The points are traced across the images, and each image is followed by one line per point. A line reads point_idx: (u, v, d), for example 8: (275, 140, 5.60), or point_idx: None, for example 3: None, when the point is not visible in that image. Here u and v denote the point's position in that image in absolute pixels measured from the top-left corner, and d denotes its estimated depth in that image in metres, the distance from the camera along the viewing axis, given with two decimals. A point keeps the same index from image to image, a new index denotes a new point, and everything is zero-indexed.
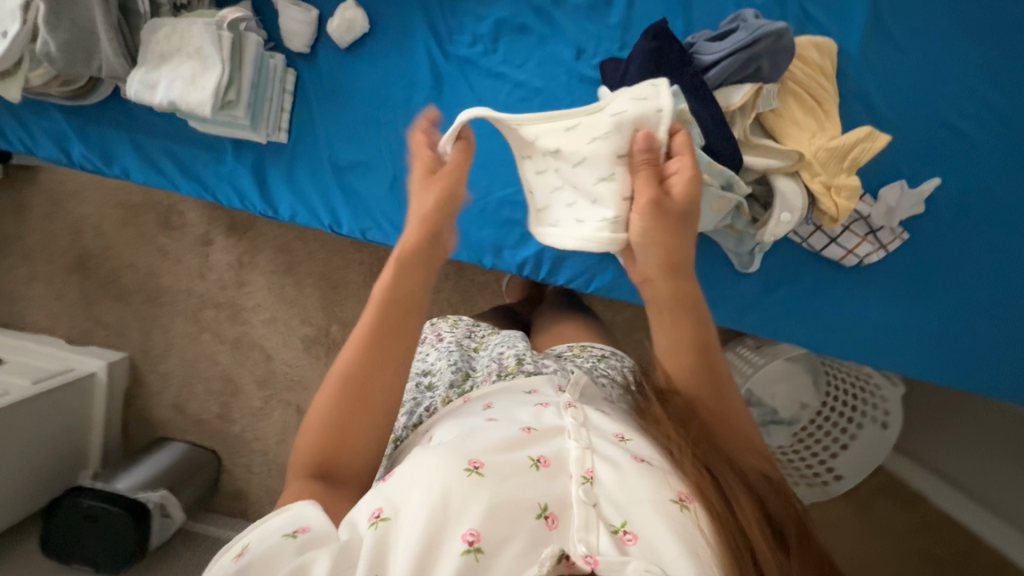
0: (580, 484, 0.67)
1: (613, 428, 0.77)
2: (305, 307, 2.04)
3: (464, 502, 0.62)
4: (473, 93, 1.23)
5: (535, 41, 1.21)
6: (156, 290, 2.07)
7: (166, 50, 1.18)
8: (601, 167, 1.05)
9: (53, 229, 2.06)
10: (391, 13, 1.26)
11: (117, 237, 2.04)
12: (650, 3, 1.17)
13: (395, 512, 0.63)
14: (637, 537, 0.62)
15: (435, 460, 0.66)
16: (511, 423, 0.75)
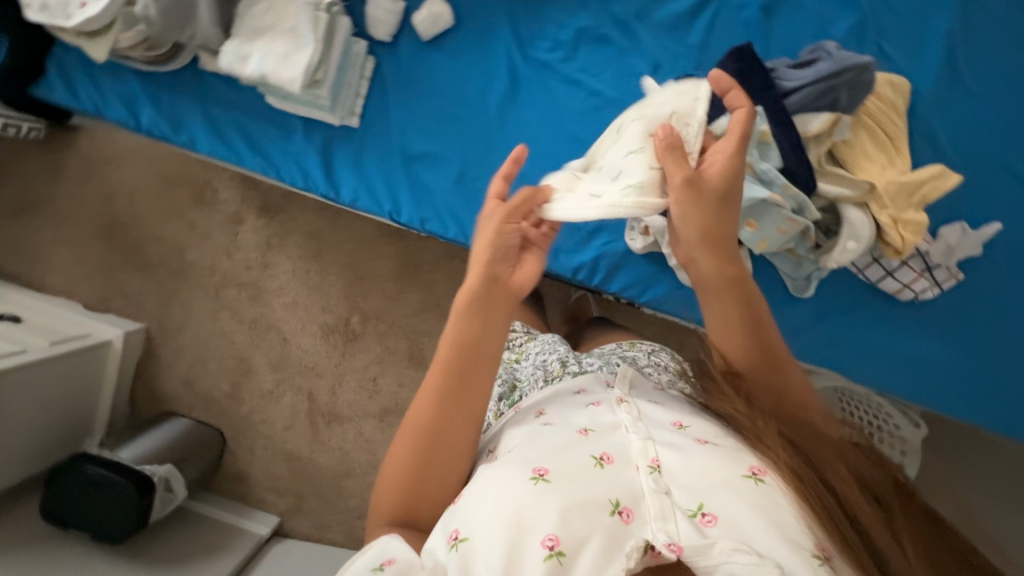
0: (648, 473, 0.78)
1: (670, 417, 0.88)
2: (328, 295, 2.04)
3: (542, 501, 0.73)
4: (550, 97, 1.26)
5: (615, 52, 1.24)
6: (181, 263, 2.06)
7: (260, 28, 1.19)
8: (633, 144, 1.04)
9: (86, 194, 2.06)
10: (475, 11, 1.28)
11: (149, 207, 2.05)
12: (730, 27, 1.21)
13: (474, 525, 0.74)
14: (716, 517, 0.72)
15: (507, 475, 0.77)
16: (571, 424, 0.87)
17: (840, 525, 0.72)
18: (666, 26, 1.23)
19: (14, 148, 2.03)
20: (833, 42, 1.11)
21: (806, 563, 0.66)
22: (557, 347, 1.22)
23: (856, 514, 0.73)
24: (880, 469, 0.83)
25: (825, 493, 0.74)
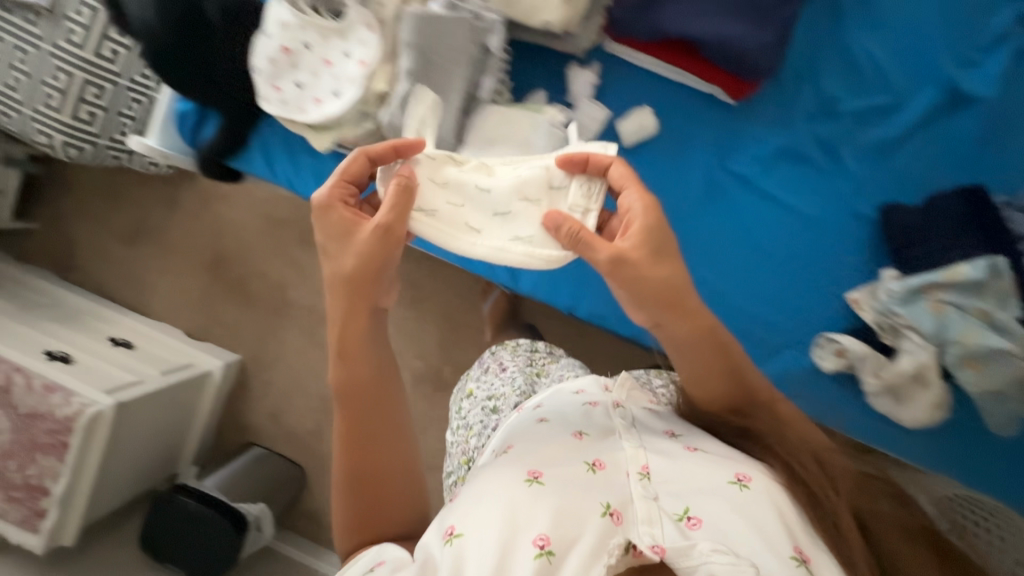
0: (638, 479, 0.71)
1: (663, 426, 0.81)
2: (423, 344, 2.04)
3: (534, 503, 0.67)
4: (725, 239, 0.96)
5: (817, 182, 0.94)
6: (281, 300, 2.10)
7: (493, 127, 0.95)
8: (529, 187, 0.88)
9: (197, 227, 2.11)
10: (660, 99, 0.95)
11: (256, 244, 2.08)
12: (958, 149, 0.92)
13: (465, 518, 0.68)
14: (704, 520, 0.66)
15: (499, 479, 0.71)
16: (561, 427, 0.81)
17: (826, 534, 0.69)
18: (890, 138, 0.92)
19: (136, 178, 2.10)
20: None
21: (783, 565, 0.63)
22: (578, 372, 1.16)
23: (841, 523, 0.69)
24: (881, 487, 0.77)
25: (828, 507, 0.71)
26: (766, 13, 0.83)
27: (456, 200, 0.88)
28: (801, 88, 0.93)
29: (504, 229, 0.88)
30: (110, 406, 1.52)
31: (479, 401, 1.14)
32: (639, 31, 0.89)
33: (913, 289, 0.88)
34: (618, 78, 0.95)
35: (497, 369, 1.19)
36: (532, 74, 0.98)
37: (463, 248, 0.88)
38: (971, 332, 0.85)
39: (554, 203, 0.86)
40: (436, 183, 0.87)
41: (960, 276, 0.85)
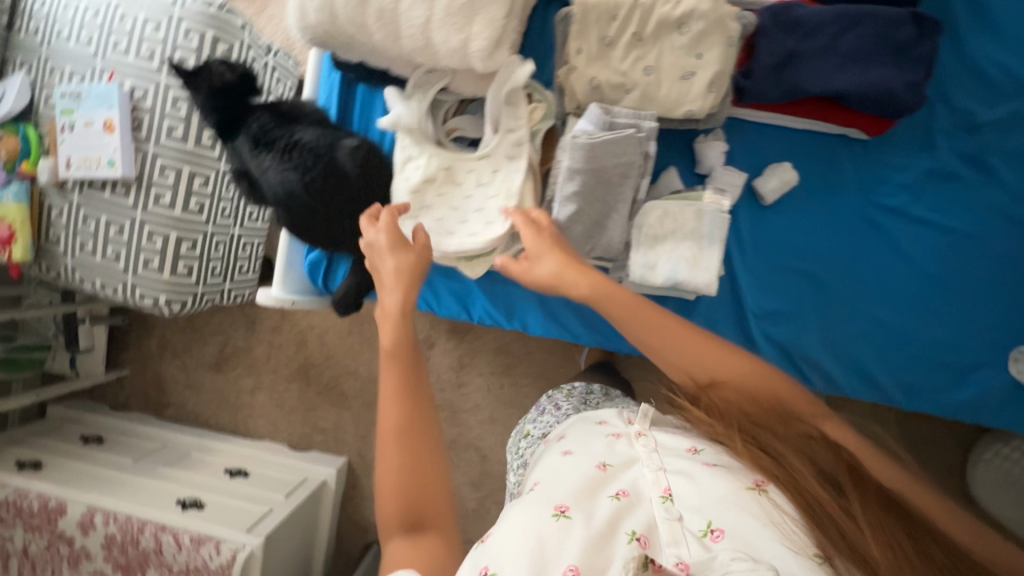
0: (661, 504, 0.59)
1: (682, 443, 0.67)
2: (524, 407, 2.01)
3: (562, 543, 0.55)
4: (891, 250, 0.94)
5: (964, 193, 0.92)
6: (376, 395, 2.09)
7: (658, 228, 0.84)
8: (484, 182, 0.89)
9: (280, 340, 2.13)
10: (794, 151, 0.94)
11: (340, 345, 2.09)
12: None
13: (496, 551, 0.56)
14: (727, 530, 0.55)
15: (521, 511, 0.60)
16: (581, 458, 0.67)
17: (817, 529, 0.54)
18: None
19: (213, 307, 2.14)
20: None
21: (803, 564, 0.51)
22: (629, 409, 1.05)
23: (836, 521, 0.54)
24: (873, 462, 0.61)
25: (811, 492, 0.57)
26: (905, 55, 0.82)
27: (426, 202, 0.91)
28: (934, 110, 0.92)
29: (455, 218, 0.90)
30: (258, 543, 1.52)
31: (533, 438, 1.03)
32: (775, 95, 0.87)
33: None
34: (753, 138, 0.95)
35: (551, 410, 1.08)
36: (659, 156, 0.97)
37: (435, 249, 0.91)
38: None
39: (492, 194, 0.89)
40: (409, 195, 0.91)
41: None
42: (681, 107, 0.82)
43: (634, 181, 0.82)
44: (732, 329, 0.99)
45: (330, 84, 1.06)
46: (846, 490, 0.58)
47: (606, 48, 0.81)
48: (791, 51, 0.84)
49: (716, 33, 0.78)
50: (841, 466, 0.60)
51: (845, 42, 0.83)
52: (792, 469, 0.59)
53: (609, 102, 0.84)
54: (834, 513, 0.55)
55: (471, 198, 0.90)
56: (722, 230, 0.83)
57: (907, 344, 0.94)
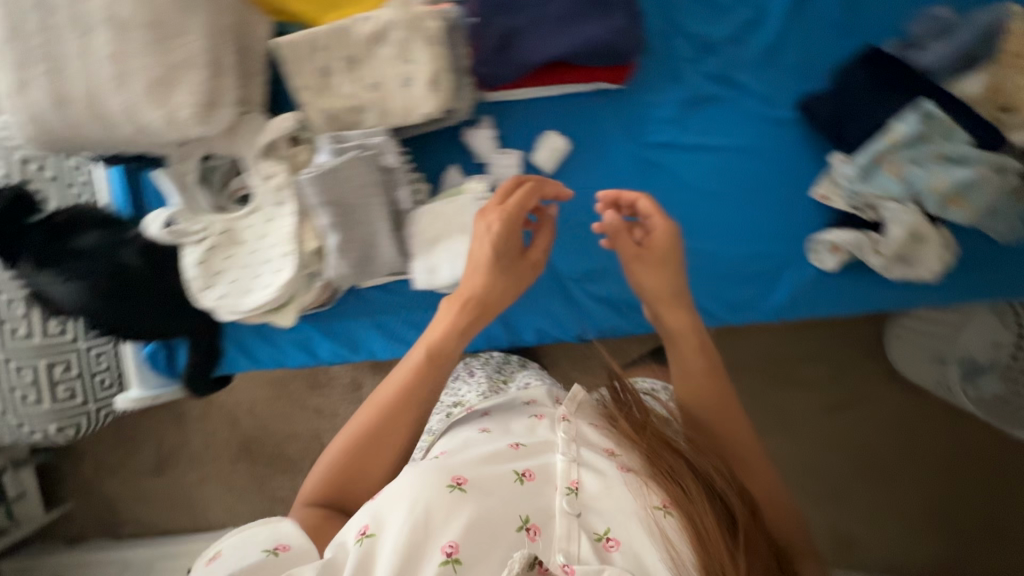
0: (563, 495, 0.56)
1: (602, 442, 0.63)
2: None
3: (447, 522, 0.53)
4: (677, 181, 0.96)
5: (723, 110, 0.95)
6: (322, 449, 2.08)
7: (431, 231, 0.85)
8: (264, 236, 0.89)
9: (212, 426, 2.12)
10: (555, 116, 0.96)
11: (271, 413, 2.09)
12: (820, 36, 0.92)
13: (385, 514, 0.54)
14: (622, 542, 0.54)
15: (415, 480, 0.56)
16: (495, 437, 0.64)
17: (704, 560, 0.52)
18: (770, 46, 0.93)
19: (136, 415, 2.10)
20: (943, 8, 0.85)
21: None
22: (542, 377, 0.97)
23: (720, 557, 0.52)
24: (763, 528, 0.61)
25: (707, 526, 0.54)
26: (607, 5, 0.85)
27: (215, 270, 0.91)
28: (673, 43, 0.95)
29: (247, 278, 0.90)
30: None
31: (440, 406, 0.94)
32: (510, 74, 0.88)
33: (863, 163, 0.85)
34: (519, 115, 0.96)
35: (464, 376, 0.99)
36: (437, 157, 0.98)
37: (238, 312, 0.91)
38: (941, 162, 0.81)
39: (275, 247, 0.89)
40: (196, 268, 0.90)
41: (919, 141, 0.81)
42: (418, 112, 0.83)
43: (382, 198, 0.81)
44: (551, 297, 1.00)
45: (119, 178, 1.03)
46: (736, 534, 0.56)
47: (326, 77, 0.82)
48: (508, 30, 0.86)
49: (416, 37, 0.79)
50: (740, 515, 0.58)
51: (552, 10, 0.85)
52: (697, 501, 0.56)
53: (352, 125, 0.85)
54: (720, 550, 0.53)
55: (256, 253, 0.90)
56: None
57: (723, 266, 0.96)
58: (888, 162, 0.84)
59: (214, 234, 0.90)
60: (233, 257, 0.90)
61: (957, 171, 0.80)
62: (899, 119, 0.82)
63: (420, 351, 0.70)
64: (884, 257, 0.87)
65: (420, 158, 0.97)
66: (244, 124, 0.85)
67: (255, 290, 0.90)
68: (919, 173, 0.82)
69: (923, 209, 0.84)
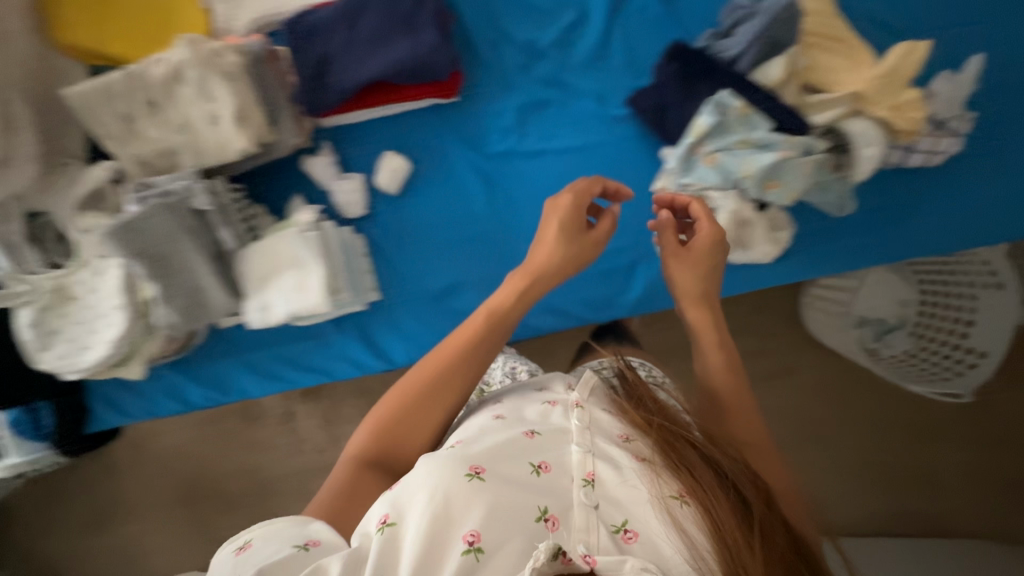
0: (580, 487, 0.52)
1: (615, 427, 0.58)
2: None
3: (466, 509, 0.48)
4: (525, 187, 0.97)
5: (558, 113, 0.96)
6: (264, 485, 1.80)
7: (263, 269, 0.84)
8: (97, 290, 0.87)
9: (145, 474, 1.83)
10: (394, 134, 0.95)
11: (207, 450, 1.82)
12: (640, 34, 0.93)
13: (409, 499, 0.49)
14: (640, 533, 0.49)
15: (429, 469, 0.51)
16: (509, 423, 0.58)
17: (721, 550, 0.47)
18: (596, 47, 0.94)
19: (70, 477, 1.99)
20: None
21: None
22: (528, 360, 0.93)
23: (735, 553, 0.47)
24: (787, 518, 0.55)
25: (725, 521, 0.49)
26: (416, 22, 0.84)
27: (50, 330, 0.87)
28: (502, 52, 0.94)
29: (87, 334, 0.87)
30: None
31: None
32: (330, 100, 0.85)
33: (681, 157, 0.85)
34: (359, 138, 0.95)
35: None
36: (279, 186, 0.94)
37: (79, 370, 0.88)
38: (750, 148, 0.82)
39: (107, 300, 0.86)
40: (28, 329, 0.86)
41: (726, 130, 0.82)
42: (232, 148, 0.81)
43: (191, 242, 0.79)
44: (414, 316, 0.99)
45: None
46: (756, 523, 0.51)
47: (130, 123, 0.80)
48: (321, 56, 0.84)
49: (210, 72, 0.77)
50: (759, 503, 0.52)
51: (361, 33, 0.84)
52: (711, 493, 0.51)
53: (168, 169, 0.83)
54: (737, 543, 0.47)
55: (92, 308, 0.87)
56: (313, 248, 0.82)
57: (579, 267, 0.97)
58: (704, 153, 0.84)
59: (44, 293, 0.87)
60: (67, 315, 0.87)
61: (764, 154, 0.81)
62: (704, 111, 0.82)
63: (476, 320, 0.71)
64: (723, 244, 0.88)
65: (262, 191, 0.94)
66: (61, 176, 0.86)
67: (94, 345, 0.87)
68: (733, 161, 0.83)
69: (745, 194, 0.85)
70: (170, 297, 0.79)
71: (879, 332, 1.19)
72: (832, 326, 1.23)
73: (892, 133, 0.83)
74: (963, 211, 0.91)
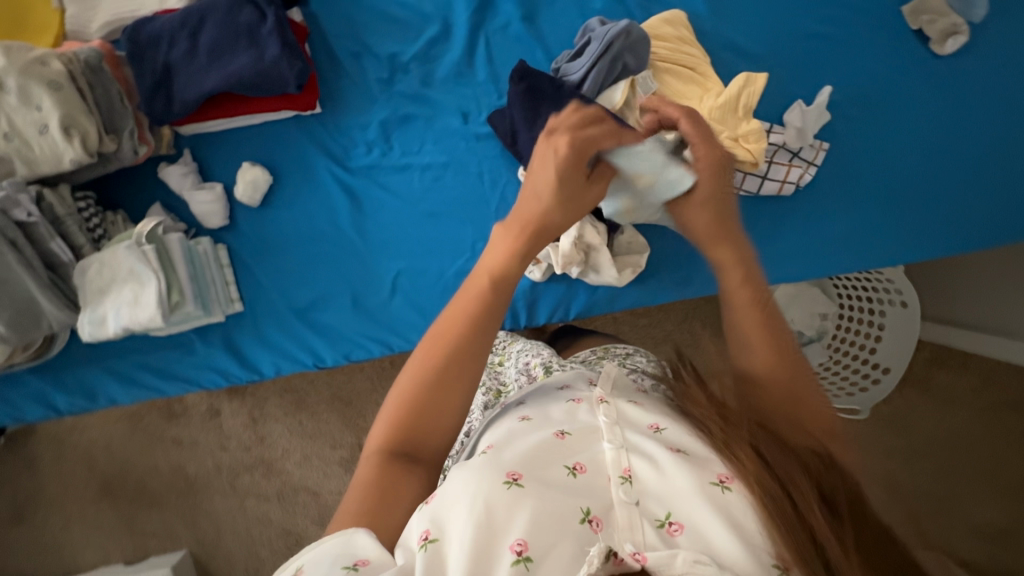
0: (618, 485, 0.47)
1: (645, 418, 0.53)
2: (333, 434, 1.69)
3: (509, 514, 0.43)
4: (392, 200, 0.96)
5: (422, 126, 0.95)
6: (187, 481, 1.71)
7: (99, 280, 0.83)
8: None
9: (66, 470, 1.71)
10: (255, 143, 0.95)
11: (129, 448, 1.71)
12: (502, 47, 0.93)
13: (449, 510, 0.44)
14: (687, 524, 0.43)
15: (469, 475, 0.47)
16: (537, 425, 0.54)
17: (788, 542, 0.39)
18: (460, 59, 0.93)
19: None
20: (596, 18, 0.86)
21: None
22: (542, 352, 0.82)
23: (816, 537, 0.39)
24: (879, 495, 0.46)
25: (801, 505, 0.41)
26: (259, 34, 0.84)
27: None
28: (364, 65, 0.94)
29: None
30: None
31: None
32: (176, 111, 0.85)
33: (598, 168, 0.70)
34: (219, 147, 0.94)
35: None
36: (140, 196, 0.94)
37: None
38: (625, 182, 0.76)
39: None
40: None
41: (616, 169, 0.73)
42: (66, 158, 0.80)
43: (15, 255, 0.78)
44: (279, 329, 0.99)
45: None
46: (841, 510, 0.41)
47: None
48: (165, 65, 0.84)
49: (32, 81, 0.76)
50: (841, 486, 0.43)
51: (204, 47, 0.84)
52: (785, 480, 0.42)
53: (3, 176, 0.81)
54: (818, 527, 0.39)
55: None
56: (149, 261, 0.83)
57: (445, 282, 0.97)
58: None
59: None
60: None
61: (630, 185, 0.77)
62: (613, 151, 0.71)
63: (479, 281, 0.56)
64: (575, 266, 0.89)
65: (120, 199, 0.93)
66: None
67: None
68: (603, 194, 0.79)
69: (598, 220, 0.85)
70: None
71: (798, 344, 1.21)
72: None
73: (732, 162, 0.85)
74: (819, 245, 0.92)
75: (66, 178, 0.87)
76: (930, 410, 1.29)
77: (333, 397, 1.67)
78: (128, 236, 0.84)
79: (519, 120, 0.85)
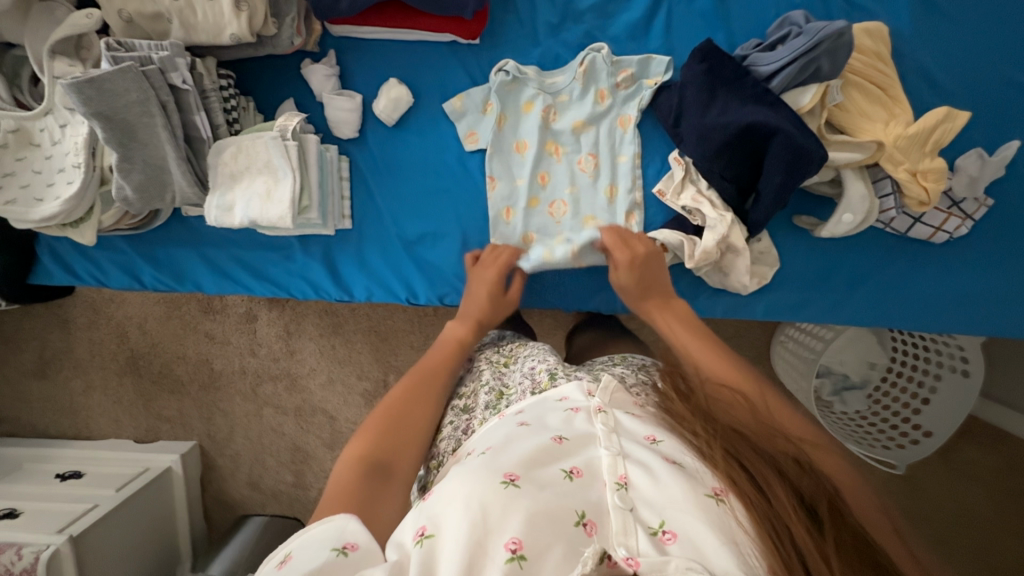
0: (613, 490, 0.45)
1: (641, 428, 0.51)
2: (361, 364, 1.50)
3: (505, 514, 0.41)
4: None
5: None
6: (210, 376, 1.57)
7: (233, 165, 0.81)
8: (69, 149, 0.83)
9: (97, 336, 1.61)
10: (401, 59, 0.90)
11: (161, 329, 1.58)
12: (686, 21, 0.88)
13: (445, 507, 0.42)
14: (681, 534, 0.41)
15: (464, 471, 0.45)
16: (534, 430, 0.51)
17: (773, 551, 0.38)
18: (637, 21, 0.88)
19: None
20: (801, 12, 0.81)
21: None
22: (551, 357, 0.70)
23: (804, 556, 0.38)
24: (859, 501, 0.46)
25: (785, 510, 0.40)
26: None
27: (6, 172, 0.83)
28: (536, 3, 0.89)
29: (43, 182, 0.84)
30: (68, 540, 1.10)
31: None
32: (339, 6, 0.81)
33: (615, 75, 0.87)
34: (365, 58, 0.90)
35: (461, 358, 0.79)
36: (277, 89, 0.90)
37: (18, 214, 0.83)
38: (600, 139, 0.90)
39: (66, 157, 0.84)
40: None
41: (599, 97, 0.89)
42: (225, 32, 0.76)
43: (162, 118, 0.76)
44: (377, 255, 0.94)
45: None
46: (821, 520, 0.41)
47: None
48: None
49: None
50: (824, 492, 0.43)
51: None
52: (764, 484, 0.42)
53: (158, 36, 0.79)
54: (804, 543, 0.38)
55: (51, 159, 0.84)
56: (289, 158, 0.81)
57: None
58: (550, 102, 0.89)
59: (22, 147, 0.84)
60: (30, 163, 0.85)
61: (618, 135, 0.90)
62: (541, 82, 0.89)
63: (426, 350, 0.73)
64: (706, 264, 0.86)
65: (256, 87, 0.90)
66: (38, 11, 0.80)
67: (44, 197, 0.83)
68: (581, 133, 0.90)
69: (514, 181, 0.91)
70: (131, 168, 0.77)
71: (838, 387, 1.15)
72: (796, 371, 1.17)
73: (900, 197, 0.82)
74: (943, 299, 0.89)
75: (214, 53, 0.84)
76: (945, 480, 1.22)
77: (374, 328, 1.49)
78: (271, 127, 0.82)
79: (680, 92, 0.83)
